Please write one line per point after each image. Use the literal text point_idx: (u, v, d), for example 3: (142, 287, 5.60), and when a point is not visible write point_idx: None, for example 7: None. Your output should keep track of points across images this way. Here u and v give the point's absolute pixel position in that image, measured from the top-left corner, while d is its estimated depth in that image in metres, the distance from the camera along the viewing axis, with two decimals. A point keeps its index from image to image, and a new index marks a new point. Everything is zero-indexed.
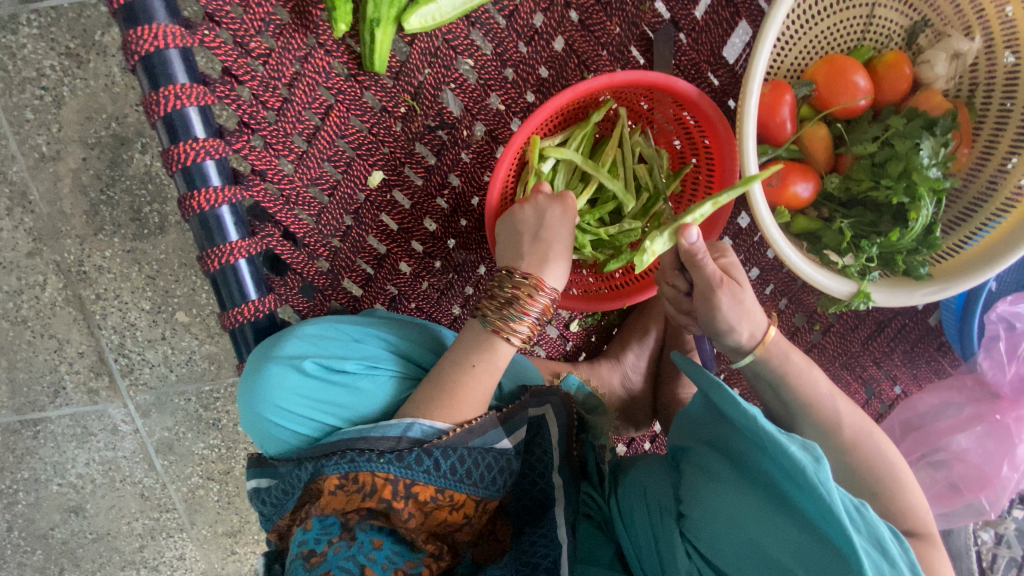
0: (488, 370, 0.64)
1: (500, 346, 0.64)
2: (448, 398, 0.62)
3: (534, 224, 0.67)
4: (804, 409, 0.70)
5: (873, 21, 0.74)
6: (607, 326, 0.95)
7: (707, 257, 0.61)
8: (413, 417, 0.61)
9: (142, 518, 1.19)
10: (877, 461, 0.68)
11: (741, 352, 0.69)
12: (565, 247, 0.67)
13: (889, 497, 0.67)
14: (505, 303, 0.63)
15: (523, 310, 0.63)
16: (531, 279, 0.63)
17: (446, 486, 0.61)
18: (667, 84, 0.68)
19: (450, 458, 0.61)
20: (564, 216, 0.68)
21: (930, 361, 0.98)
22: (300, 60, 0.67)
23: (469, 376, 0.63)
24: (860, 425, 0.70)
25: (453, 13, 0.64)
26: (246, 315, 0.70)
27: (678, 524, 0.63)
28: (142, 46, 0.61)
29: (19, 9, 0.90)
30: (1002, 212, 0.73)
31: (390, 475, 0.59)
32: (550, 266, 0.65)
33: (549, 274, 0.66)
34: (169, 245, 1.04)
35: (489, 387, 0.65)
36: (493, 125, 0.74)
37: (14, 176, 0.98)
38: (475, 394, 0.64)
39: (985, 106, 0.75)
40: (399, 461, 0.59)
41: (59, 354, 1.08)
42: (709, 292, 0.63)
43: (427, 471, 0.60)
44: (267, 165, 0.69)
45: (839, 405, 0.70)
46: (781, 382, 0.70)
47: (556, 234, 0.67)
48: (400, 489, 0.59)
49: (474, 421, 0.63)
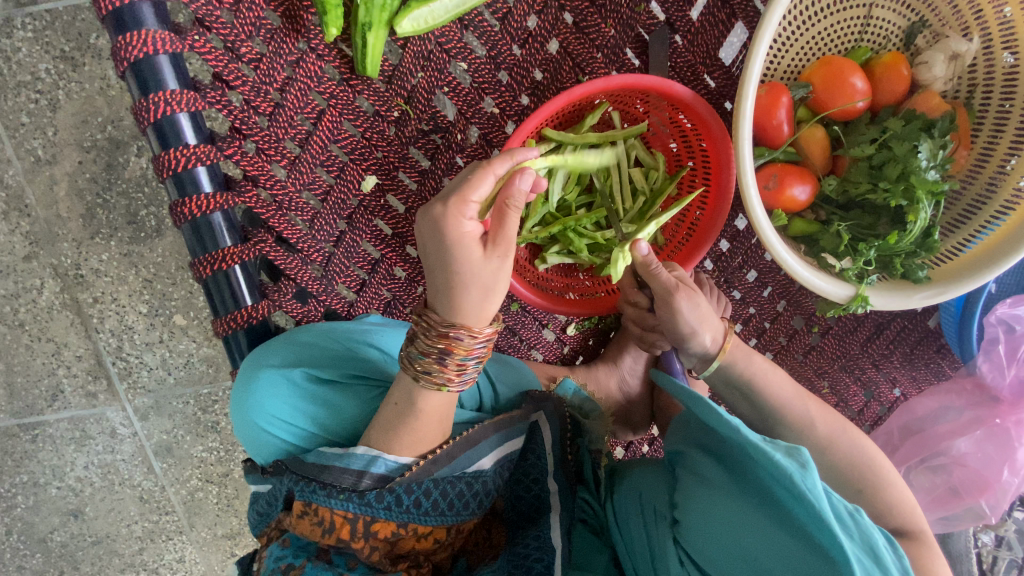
0: (436, 407, 0.59)
1: (423, 392, 0.58)
2: (405, 435, 0.60)
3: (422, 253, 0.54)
4: (774, 414, 0.73)
5: (870, 21, 0.73)
6: (604, 329, 0.93)
7: (660, 266, 0.67)
8: (378, 449, 0.60)
9: (142, 521, 1.19)
10: (855, 458, 0.69)
11: (708, 360, 0.73)
12: (450, 275, 0.51)
13: (873, 494, 0.67)
14: (410, 341, 0.57)
15: (422, 349, 0.56)
16: (424, 316, 0.55)
17: (409, 520, 0.60)
18: (665, 87, 0.67)
19: (415, 492, 0.60)
20: (434, 239, 0.50)
21: (930, 363, 0.96)
22: (291, 65, 0.66)
23: (416, 417, 0.59)
24: (835, 424, 0.71)
25: (446, 16, 0.64)
26: (240, 322, 0.70)
27: (672, 530, 0.63)
28: (131, 52, 0.60)
29: (14, 12, 0.90)
30: (1001, 214, 0.72)
31: (349, 513, 0.58)
32: (443, 303, 0.53)
33: (450, 310, 0.53)
34: (166, 247, 1.03)
35: (444, 421, 0.61)
36: (487, 128, 0.73)
37: (10, 180, 0.98)
38: (436, 421, 0.60)
39: (983, 108, 0.74)
40: (358, 498, 0.58)
41: (57, 357, 1.07)
42: (667, 298, 0.66)
43: (387, 508, 0.59)
44: (260, 170, 0.69)
45: (809, 405, 0.72)
46: (750, 387, 0.73)
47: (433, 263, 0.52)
48: (359, 528, 0.58)
49: (439, 450, 0.61)
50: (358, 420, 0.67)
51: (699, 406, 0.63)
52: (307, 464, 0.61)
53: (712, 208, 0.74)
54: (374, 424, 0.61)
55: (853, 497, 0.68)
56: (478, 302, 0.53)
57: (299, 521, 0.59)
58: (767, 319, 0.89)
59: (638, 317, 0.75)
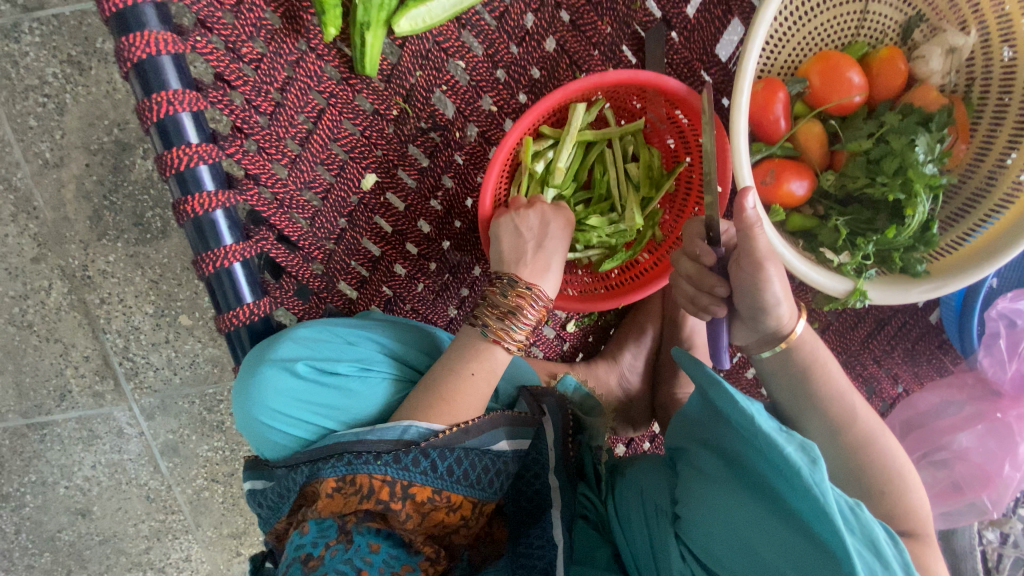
0: (493, 369, 0.66)
1: (498, 353, 0.66)
2: (450, 395, 0.63)
3: (538, 233, 0.71)
4: (825, 400, 0.68)
5: (867, 16, 0.73)
6: (603, 326, 0.95)
7: (760, 227, 0.59)
8: (409, 419, 0.62)
9: (148, 520, 1.20)
10: (886, 461, 0.66)
11: (768, 343, 0.67)
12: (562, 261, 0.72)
13: (895, 497, 0.65)
14: (502, 311, 0.65)
15: (522, 319, 0.66)
16: (529, 287, 0.67)
17: (443, 486, 0.61)
18: (659, 82, 0.68)
19: (448, 458, 0.61)
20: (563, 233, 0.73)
21: (932, 359, 0.98)
22: (292, 65, 0.67)
23: (466, 383, 0.64)
24: (874, 422, 0.68)
25: (444, 15, 0.65)
26: (241, 319, 0.71)
27: (673, 526, 0.63)
28: (134, 53, 0.61)
29: (22, 18, 0.92)
30: (999, 209, 0.72)
31: (388, 476, 0.59)
32: (550, 275, 0.69)
33: (549, 282, 0.69)
34: (172, 248, 1.05)
35: (488, 389, 0.66)
36: (485, 126, 0.74)
37: (19, 183, 1.00)
38: (486, 385, 0.65)
39: (982, 101, 0.74)
40: (396, 463, 0.59)
41: (64, 357, 1.09)
42: (758, 264, 0.60)
43: (424, 473, 0.60)
44: (260, 169, 0.69)
45: (855, 401, 0.68)
46: (806, 375, 0.68)
47: (558, 244, 0.71)
48: (398, 490, 0.59)
49: (472, 421, 0.64)
50: (359, 413, 0.66)
51: (715, 388, 0.61)
52: (324, 446, 0.61)
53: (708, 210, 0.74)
54: (417, 397, 0.64)
55: (874, 498, 0.66)
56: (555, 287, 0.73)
57: (310, 515, 0.60)
58: None
59: (698, 275, 0.66)
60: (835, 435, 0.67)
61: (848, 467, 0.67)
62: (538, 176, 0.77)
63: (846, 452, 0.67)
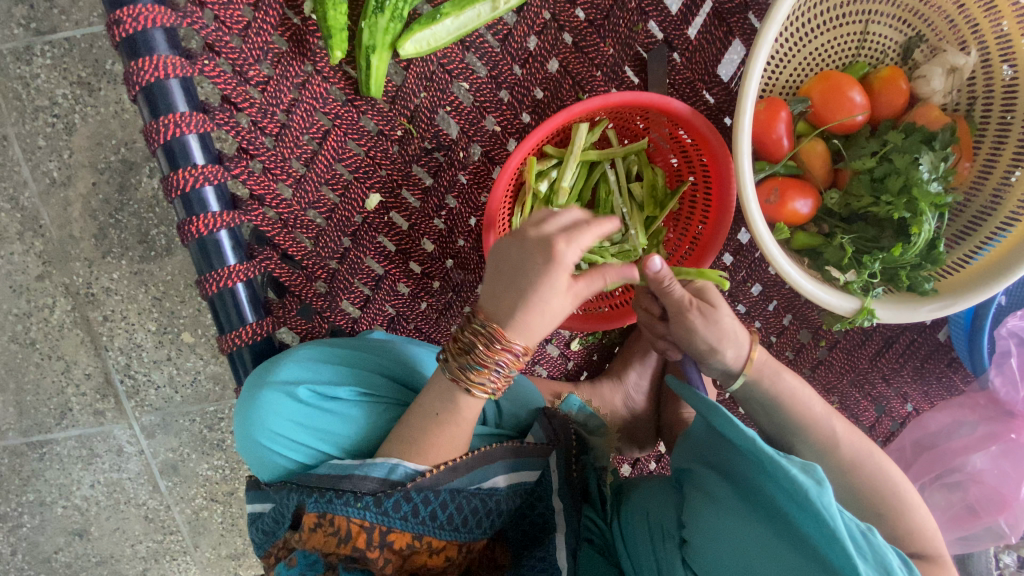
0: (459, 415, 0.61)
1: (465, 398, 0.61)
2: (418, 439, 0.61)
3: (510, 268, 0.57)
4: (800, 428, 0.68)
5: (867, 37, 0.74)
6: (608, 344, 0.93)
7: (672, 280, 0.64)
8: (397, 457, 0.61)
9: (146, 541, 1.19)
10: (882, 481, 0.66)
11: (731, 376, 0.69)
12: (540, 301, 0.56)
13: (894, 518, 0.64)
14: (463, 350, 0.59)
15: (481, 363, 0.58)
16: (488, 327, 0.57)
17: (424, 532, 0.60)
18: (663, 104, 0.68)
19: (431, 503, 0.60)
20: (538, 269, 0.55)
21: (941, 377, 0.94)
22: (297, 87, 0.68)
23: (434, 425, 0.61)
24: (859, 446, 0.67)
25: (448, 38, 0.66)
26: (244, 338, 0.71)
27: (680, 550, 0.62)
28: (143, 77, 0.62)
29: (33, 40, 0.93)
30: (1005, 227, 0.72)
31: (366, 521, 0.58)
32: (515, 319, 0.57)
33: (521, 323, 0.57)
34: (176, 266, 1.05)
35: (465, 434, 0.63)
36: (489, 146, 0.75)
37: (26, 202, 1.01)
38: (463, 431, 0.62)
39: (984, 120, 0.74)
40: (376, 507, 0.58)
41: (66, 375, 1.09)
42: (679, 314, 0.65)
43: (404, 518, 0.59)
44: (266, 190, 0.70)
45: (836, 424, 0.68)
46: (774, 405, 0.69)
47: (530, 284, 0.55)
48: (375, 538, 0.58)
49: (461, 461, 0.62)
50: (362, 438, 0.66)
51: (713, 413, 0.60)
52: (321, 475, 0.60)
53: (713, 224, 0.75)
54: (398, 434, 0.62)
55: (872, 520, 0.65)
56: (544, 331, 0.58)
57: (296, 546, 0.59)
58: (773, 333, 0.89)
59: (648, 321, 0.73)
60: (823, 459, 0.67)
61: (841, 489, 0.67)
62: (542, 195, 0.78)
63: (836, 476, 0.67)
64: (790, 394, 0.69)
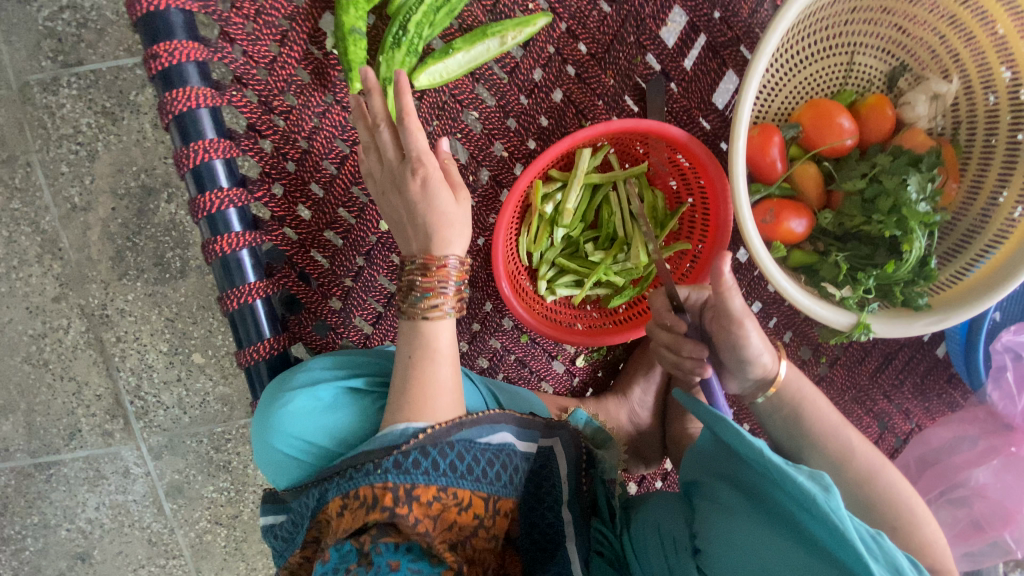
0: (433, 347, 0.63)
1: (430, 328, 0.63)
2: (405, 391, 0.62)
3: (401, 209, 0.63)
4: (819, 437, 0.71)
5: (853, 67, 0.78)
6: (613, 361, 0.94)
7: (735, 291, 0.65)
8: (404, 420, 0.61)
9: (149, 565, 1.19)
10: (896, 494, 0.67)
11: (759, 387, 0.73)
12: (438, 216, 0.61)
13: (909, 531, 0.65)
14: (408, 289, 0.63)
15: (427, 288, 0.62)
16: (419, 260, 0.62)
17: (448, 483, 0.61)
18: (662, 130, 0.72)
19: (450, 455, 0.61)
20: (419, 197, 0.61)
21: (942, 394, 0.96)
22: (318, 116, 0.72)
23: (414, 370, 0.62)
24: (874, 457, 0.69)
25: (459, 71, 0.71)
26: (262, 353, 0.73)
27: (694, 560, 0.62)
28: (176, 106, 0.66)
29: (61, 72, 0.99)
30: (994, 245, 0.74)
31: (389, 483, 0.58)
32: (434, 239, 0.61)
33: (438, 246, 0.61)
34: (189, 287, 1.08)
35: (451, 371, 0.64)
36: (497, 170, 0.79)
37: (45, 227, 1.05)
38: (445, 365, 0.63)
39: (969, 144, 0.78)
40: (396, 468, 0.58)
41: (77, 397, 1.11)
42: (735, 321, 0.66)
43: (426, 472, 0.59)
44: (286, 212, 0.74)
45: (851, 435, 0.71)
46: (796, 411, 0.72)
47: (424, 204, 0.61)
48: (401, 495, 0.58)
49: (466, 416, 0.63)
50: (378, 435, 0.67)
51: (721, 425, 0.62)
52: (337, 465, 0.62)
53: (712, 244, 0.78)
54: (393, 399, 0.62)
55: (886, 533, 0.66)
56: (461, 235, 0.63)
57: (329, 541, 0.58)
58: None
59: (674, 343, 0.69)
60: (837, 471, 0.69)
61: (855, 500, 0.68)
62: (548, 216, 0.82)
63: (850, 488, 0.68)
64: (794, 403, 0.72)
